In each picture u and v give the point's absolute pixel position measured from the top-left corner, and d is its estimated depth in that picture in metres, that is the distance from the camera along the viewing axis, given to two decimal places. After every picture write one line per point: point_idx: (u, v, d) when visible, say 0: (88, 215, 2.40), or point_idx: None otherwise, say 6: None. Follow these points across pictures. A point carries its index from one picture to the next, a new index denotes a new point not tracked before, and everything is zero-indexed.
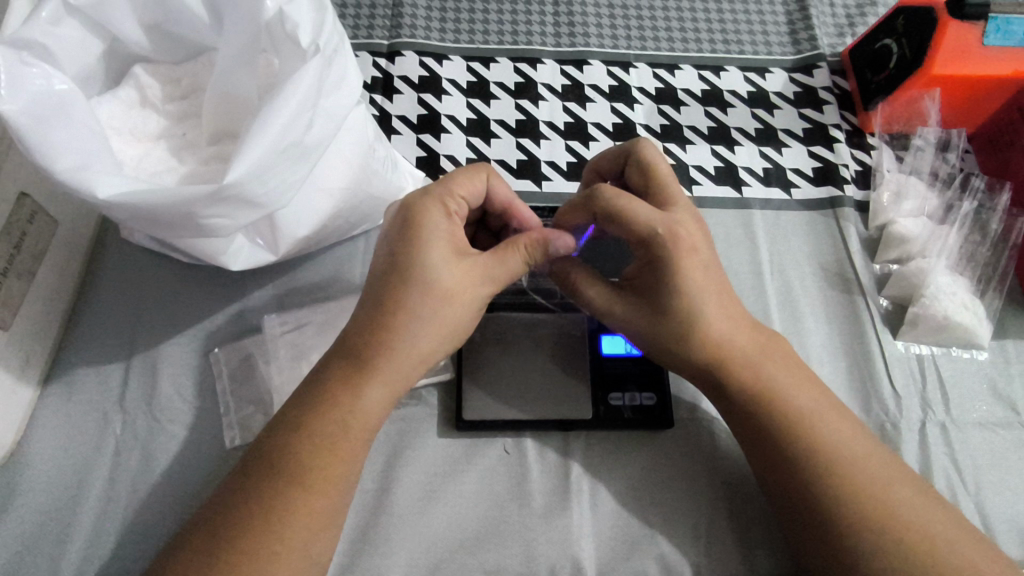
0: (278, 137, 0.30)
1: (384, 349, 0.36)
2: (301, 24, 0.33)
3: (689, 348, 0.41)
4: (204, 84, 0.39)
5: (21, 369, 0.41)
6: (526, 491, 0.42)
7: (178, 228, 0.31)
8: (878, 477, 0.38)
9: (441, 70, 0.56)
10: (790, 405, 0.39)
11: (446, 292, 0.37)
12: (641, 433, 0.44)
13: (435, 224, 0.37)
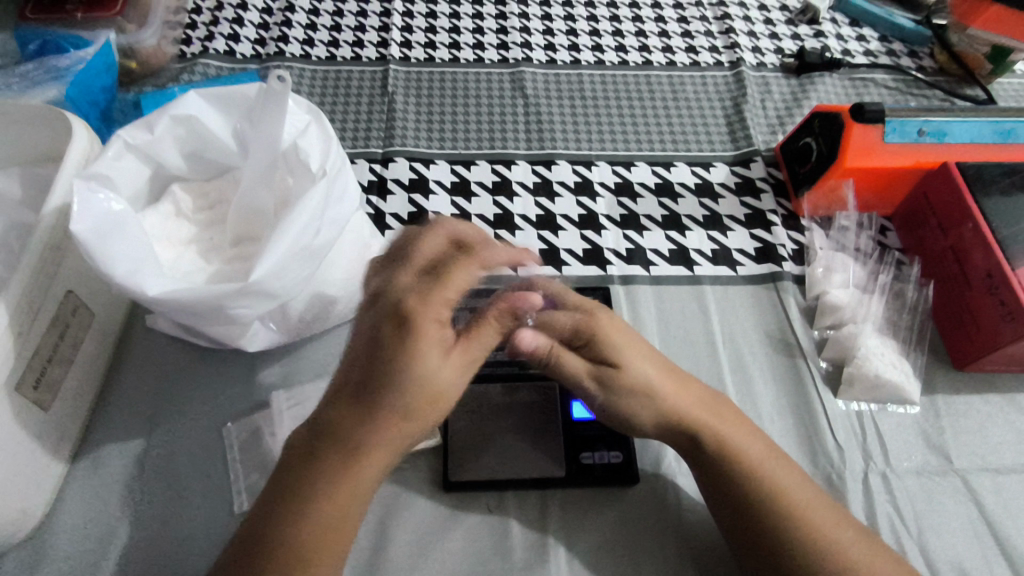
0: (293, 243, 0.37)
1: (371, 441, 0.35)
2: (311, 153, 0.42)
3: (649, 410, 0.45)
4: (228, 197, 0.46)
5: (56, 446, 0.46)
6: (507, 546, 0.47)
7: (209, 317, 0.38)
8: (825, 515, 0.42)
9: (428, 173, 0.65)
10: (739, 454, 0.44)
11: (435, 393, 0.36)
12: (611, 490, 0.49)
13: (431, 327, 0.36)
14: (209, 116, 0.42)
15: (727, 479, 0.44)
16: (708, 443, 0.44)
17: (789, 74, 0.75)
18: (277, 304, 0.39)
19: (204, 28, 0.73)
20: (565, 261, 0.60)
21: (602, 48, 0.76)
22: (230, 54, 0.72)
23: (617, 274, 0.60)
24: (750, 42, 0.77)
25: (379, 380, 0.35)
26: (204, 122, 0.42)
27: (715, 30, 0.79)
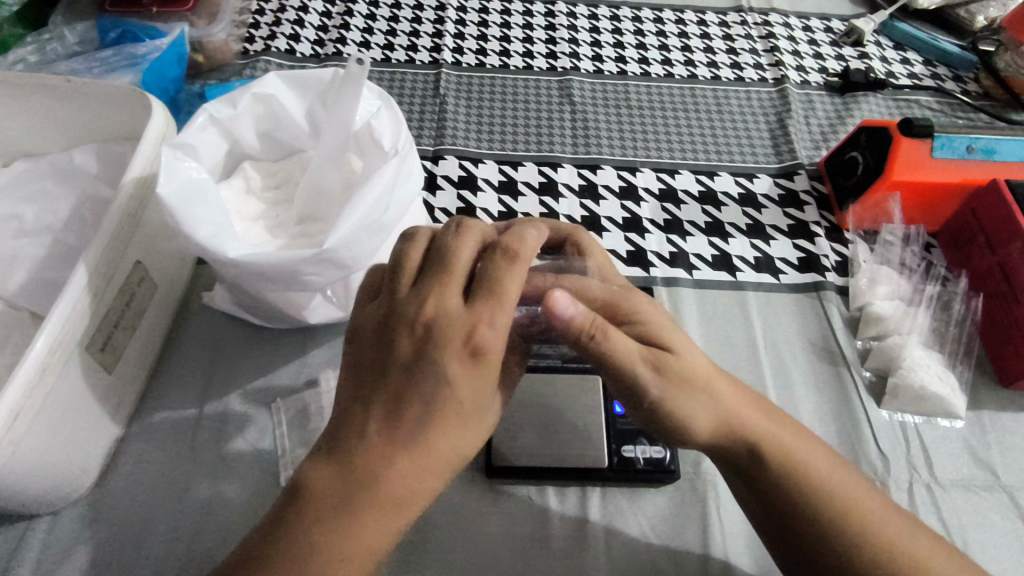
0: (365, 215, 0.39)
1: (413, 484, 0.33)
2: (384, 134, 0.44)
3: (704, 407, 0.38)
4: (294, 177, 0.48)
5: (115, 409, 0.48)
6: (547, 533, 0.47)
7: (280, 282, 0.39)
8: (889, 522, 0.38)
9: (476, 171, 0.66)
10: (785, 450, 0.39)
11: (482, 420, 0.35)
12: (652, 485, 0.49)
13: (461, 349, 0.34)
14: (287, 97, 0.45)
15: (780, 481, 0.39)
16: (771, 457, 0.39)
17: (833, 93, 0.76)
18: (345, 274, 0.41)
19: (266, 27, 0.77)
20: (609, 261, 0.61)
21: (648, 61, 0.78)
22: (289, 52, 0.75)
23: (660, 277, 0.61)
24: (794, 61, 0.79)
25: (416, 435, 0.33)
26: (281, 102, 0.45)
27: (760, 49, 0.80)
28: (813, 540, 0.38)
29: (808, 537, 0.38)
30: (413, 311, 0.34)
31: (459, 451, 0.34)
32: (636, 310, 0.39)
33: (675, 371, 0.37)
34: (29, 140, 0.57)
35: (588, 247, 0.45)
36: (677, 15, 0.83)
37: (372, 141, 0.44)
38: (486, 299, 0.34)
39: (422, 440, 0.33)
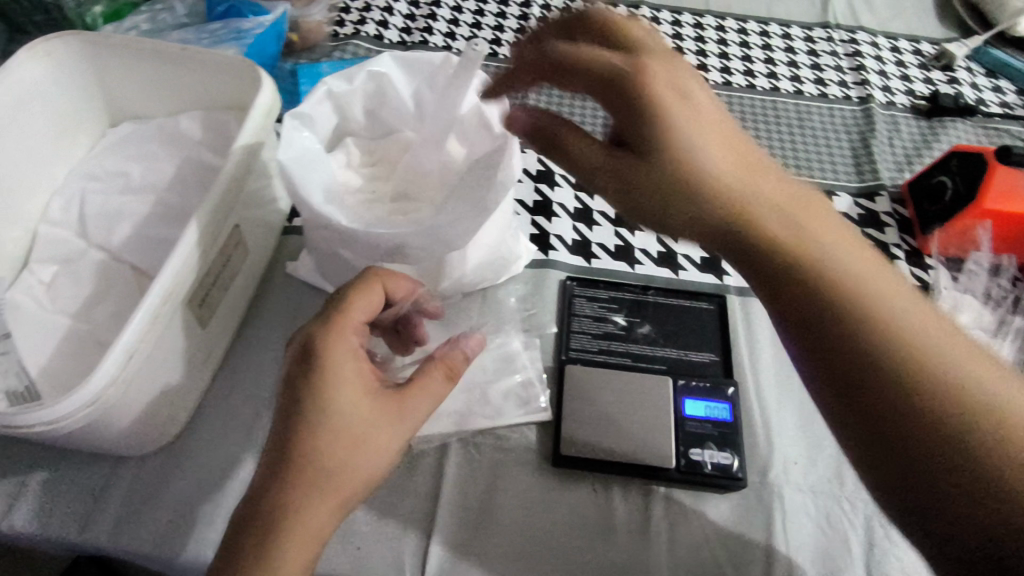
0: None
1: (309, 483, 0.38)
2: (492, 120, 0.45)
3: (773, 222, 0.36)
4: (392, 157, 0.50)
5: (204, 364, 0.50)
6: (610, 527, 0.48)
7: (386, 254, 0.42)
8: (995, 391, 0.30)
9: (554, 166, 0.67)
10: (890, 317, 0.32)
11: (360, 438, 0.39)
12: (718, 491, 0.49)
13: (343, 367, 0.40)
14: (399, 76, 0.47)
15: (858, 356, 0.32)
16: (834, 285, 0.33)
17: (920, 116, 0.75)
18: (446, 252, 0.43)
19: (356, 12, 0.78)
20: (682, 266, 0.62)
21: (730, 71, 0.78)
22: (378, 37, 0.76)
23: (734, 286, 0.60)
24: (881, 81, 0.78)
25: (314, 441, 0.38)
26: (393, 81, 0.47)
27: (846, 66, 0.79)
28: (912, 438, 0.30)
29: (912, 436, 0.30)
30: (297, 345, 0.41)
31: (334, 465, 0.38)
32: (659, 101, 0.38)
33: (714, 225, 0.38)
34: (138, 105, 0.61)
35: (619, 26, 0.42)
36: (762, 27, 0.83)
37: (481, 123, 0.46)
38: (330, 330, 0.41)
39: (292, 457, 0.38)
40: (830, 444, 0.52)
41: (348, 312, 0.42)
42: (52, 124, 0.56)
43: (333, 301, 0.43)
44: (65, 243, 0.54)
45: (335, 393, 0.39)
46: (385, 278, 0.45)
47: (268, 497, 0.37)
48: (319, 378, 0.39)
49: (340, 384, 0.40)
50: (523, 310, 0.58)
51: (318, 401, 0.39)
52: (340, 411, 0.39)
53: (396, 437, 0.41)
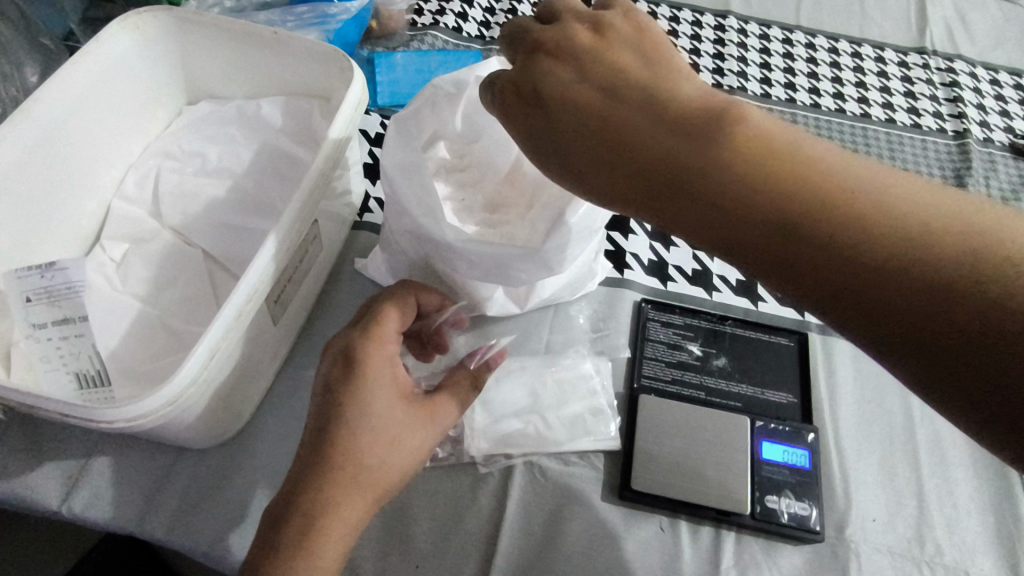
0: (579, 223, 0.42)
1: (344, 488, 0.36)
2: None
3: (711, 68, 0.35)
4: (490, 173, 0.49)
5: (271, 360, 0.49)
6: (677, 568, 0.46)
7: (490, 275, 0.44)
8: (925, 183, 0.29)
9: None
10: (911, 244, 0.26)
11: (396, 436, 0.39)
12: (792, 542, 0.47)
13: (380, 371, 0.39)
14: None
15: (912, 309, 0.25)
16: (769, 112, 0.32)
17: (1018, 156, 0.70)
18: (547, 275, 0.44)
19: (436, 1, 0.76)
20: (761, 297, 0.59)
21: (819, 92, 0.74)
22: (457, 30, 0.73)
23: (816, 323, 0.58)
24: (978, 115, 0.73)
25: (345, 446, 0.37)
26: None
27: (941, 96, 0.75)
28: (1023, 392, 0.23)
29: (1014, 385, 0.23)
30: (335, 350, 0.41)
31: (373, 464, 0.37)
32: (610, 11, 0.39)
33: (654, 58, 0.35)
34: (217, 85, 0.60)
35: None
36: (854, 48, 0.79)
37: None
38: (362, 332, 0.41)
39: (331, 454, 0.37)
40: (912, 502, 0.49)
41: (383, 319, 0.42)
42: (133, 99, 0.56)
43: (365, 312, 0.44)
44: (137, 222, 0.54)
45: (373, 393, 0.39)
46: (416, 291, 0.46)
47: (305, 497, 0.36)
48: (359, 378, 0.39)
49: (377, 384, 0.39)
50: (594, 330, 0.56)
51: (358, 399, 0.38)
52: (379, 411, 0.38)
53: (429, 440, 0.41)
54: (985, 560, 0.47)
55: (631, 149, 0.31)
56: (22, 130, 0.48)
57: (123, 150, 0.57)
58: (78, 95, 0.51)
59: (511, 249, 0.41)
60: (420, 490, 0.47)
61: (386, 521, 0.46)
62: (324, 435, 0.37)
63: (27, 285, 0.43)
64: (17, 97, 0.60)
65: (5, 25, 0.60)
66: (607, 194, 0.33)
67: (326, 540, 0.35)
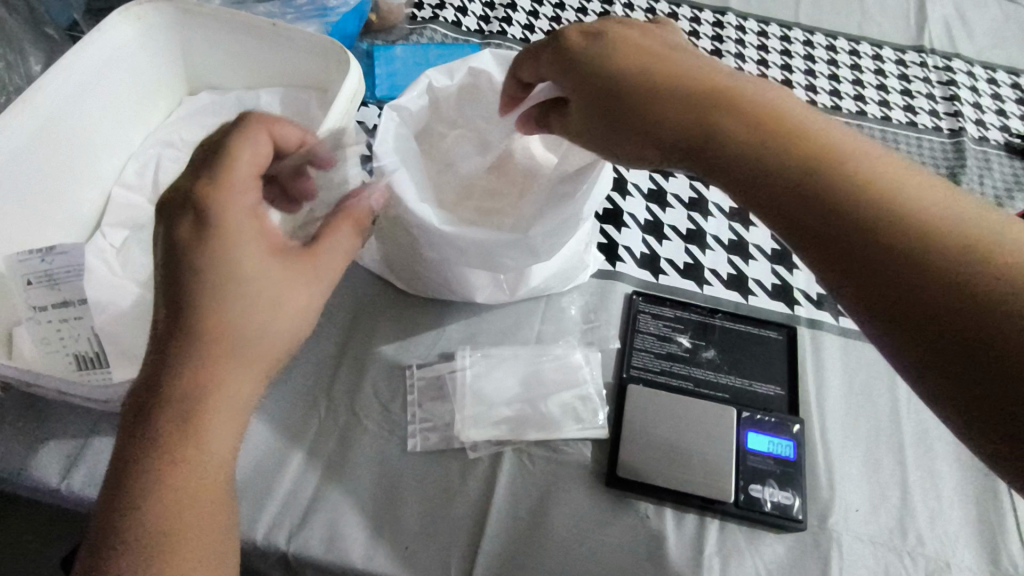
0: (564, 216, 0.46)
1: (219, 366, 0.33)
2: None
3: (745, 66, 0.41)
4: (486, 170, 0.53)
5: None
6: (661, 554, 0.47)
7: (475, 260, 0.47)
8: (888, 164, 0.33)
9: (627, 174, 0.66)
10: (898, 194, 0.30)
11: (274, 299, 0.35)
12: (775, 530, 0.47)
13: (241, 225, 0.34)
14: (498, 74, 0.51)
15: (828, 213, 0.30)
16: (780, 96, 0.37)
17: (1014, 155, 0.71)
18: (532, 262, 0.47)
19: None
20: (753, 291, 0.60)
21: (816, 89, 0.75)
22: (456, 24, 0.74)
23: (805, 316, 0.58)
24: (974, 114, 0.74)
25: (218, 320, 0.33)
26: (490, 78, 0.51)
27: (938, 95, 0.75)
28: (954, 330, 0.26)
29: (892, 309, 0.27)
30: (176, 204, 0.35)
31: (246, 329, 0.34)
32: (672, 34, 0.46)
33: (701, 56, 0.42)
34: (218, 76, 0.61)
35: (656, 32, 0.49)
36: (852, 45, 0.79)
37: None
38: (212, 180, 0.34)
39: (200, 323, 0.33)
40: (895, 494, 0.50)
41: (233, 158, 0.35)
42: (137, 89, 0.57)
43: (207, 152, 0.36)
44: (137, 210, 0.55)
45: (233, 249, 0.34)
46: (268, 124, 0.38)
47: (178, 372, 0.32)
48: (218, 231, 0.34)
49: (242, 242, 0.34)
50: (585, 322, 0.57)
51: (219, 258, 0.34)
52: (244, 266, 0.34)
53: (316, 293, 0.38)
54: (967, 551, 0.48)
55: (683, 89, 0.37)
56: (24, 117, 0.49)
57: (125, 139, 0.58)
58: (79, 83, 0.52)
59: (500, 236, 0.44)
60: (409, 474, 0.48)
61: (375, 504, 0.47)
62: (187, 303, 0.33)
63: (28, 269, 0.45)
64: (22, 86, 0.62)
65: (10, 14, 0.61)
66: (640, 120, 0.39)
67: (213, 416, 0.33)
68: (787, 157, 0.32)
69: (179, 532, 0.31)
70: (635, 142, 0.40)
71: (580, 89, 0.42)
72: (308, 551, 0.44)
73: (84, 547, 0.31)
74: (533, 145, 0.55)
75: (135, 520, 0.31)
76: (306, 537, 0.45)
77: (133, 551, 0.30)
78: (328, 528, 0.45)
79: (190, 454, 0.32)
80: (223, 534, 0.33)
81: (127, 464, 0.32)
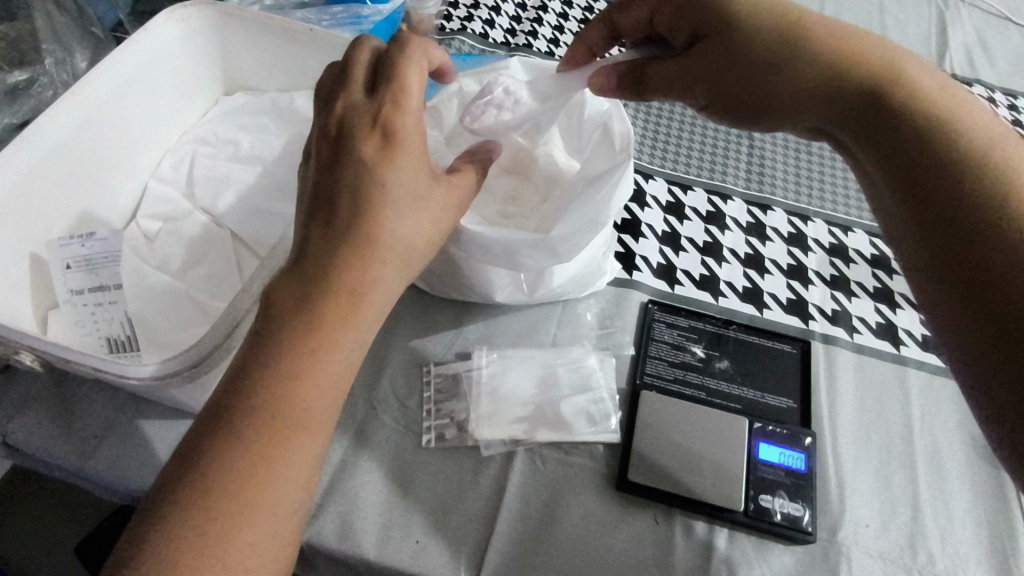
0: (588, 217, 0.47)
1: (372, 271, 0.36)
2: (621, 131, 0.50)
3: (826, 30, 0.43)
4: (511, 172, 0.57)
5: None
6: (670, 561, 0.47)
7: (499, 259, 0.49)
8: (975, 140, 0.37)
9: (646, 187, 0.67)
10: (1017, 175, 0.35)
11: (431, 217, 0.39)
12: (784, 542, 0.48)
13: (413, 144, 0.38)
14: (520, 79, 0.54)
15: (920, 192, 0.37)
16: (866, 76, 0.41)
17: None
18: (552, 262, 0.49)
19: (465, 8, 0.78)
20: (767, 304, 0.60)
21: None
22: (483, 36, 0.76)
23: (819, 332, 0.59)
24: None
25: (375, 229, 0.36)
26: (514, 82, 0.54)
27: None
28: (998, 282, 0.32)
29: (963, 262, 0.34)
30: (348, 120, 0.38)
31: (398, 243, 0.37)
32: None
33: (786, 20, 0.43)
34: (255, 78, 0.63)
35: None
36: None
37: (603, 139, 0.51)
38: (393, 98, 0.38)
39: (359, 231, 0.36)
40: (905, 511, 0.50)
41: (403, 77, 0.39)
42: (177, 86, 0.59)
43: (379, 73, 0.40)
44: (171, 202, 0.57)
45: (397, 167, 0.37)
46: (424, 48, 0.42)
47: (324, 279, 0.35)
48: (388, 147, 0.37)
49: (409, 159, 0.38)
50: (601, 328, 0.58)
51: (386, 173, 0.37)
52: (402, 183, 0.37)
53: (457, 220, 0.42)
54: (978, 571, 0.47)
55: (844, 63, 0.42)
56: (74, 108, 0.51)
57: (162, 134, 0.60)
58: (126, 78, 0.54)
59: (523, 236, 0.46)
60: (422, 469, 0.49)
61: (388, 498, 0.48)
62: (345, 214, 0.36)
63: (67, 253, 0.48)
64: (69, 82, 0.65)
65: (60, 12, 0.64)
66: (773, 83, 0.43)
67: (348, 322, 0.35)
68: (937, 132, 0.38)
69: (285, 425, 0.33)
70: (770, 91, 0.43)
71: (711, 22, 0.44)
72: (321, 539, 0.45)
73: (198, 425, 0.33)
74: (554, 150, 0.57)
75: (251, 403, 0.33)
76: (320, 527, 0.46)
77: (245, 438, 0.32)
78: (341, 518, 0.46)
79: (312, 367, 0.34)
80: (322, 444, 0.34)
81: (257, 355, 0.34)
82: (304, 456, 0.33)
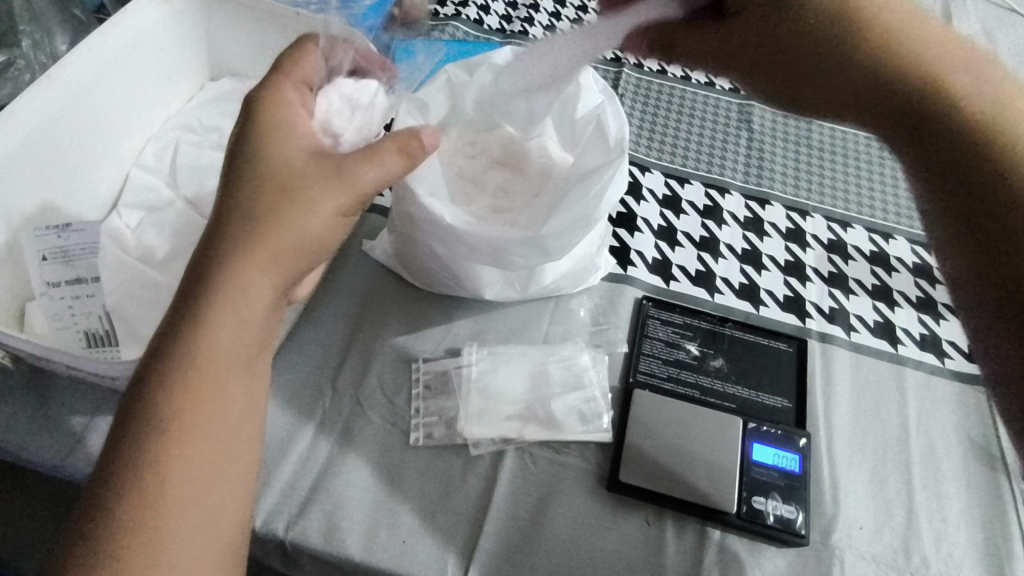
0: (578, 215, 0.47)
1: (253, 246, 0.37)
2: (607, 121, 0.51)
3: None
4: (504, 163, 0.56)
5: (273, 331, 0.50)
6: (661, 564, 0.46)
7: (487, 255, 0.48)
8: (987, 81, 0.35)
9: (642, 179, 0.66)
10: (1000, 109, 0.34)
11: (301, 187, 0.39)
12: (776, 544, 0.47)
13: (278, 120, 0.41)
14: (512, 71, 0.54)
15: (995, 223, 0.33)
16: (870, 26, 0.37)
17: None
18: (543, 260, 0.48)
19: None
20: (764, 301, 0.59)
21: None
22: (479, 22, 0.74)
23: (816, 330, 0.58)
24: None
25: (253, 209, 0.37)
26: None
27: None
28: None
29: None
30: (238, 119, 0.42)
31: (271, 219, 0.37)
32: None
33: None
34: (241, 64, 0.62)
35: None
36: None
37: (597, 134, 0.51)
38: (261, 99, 0.42)
39: (240, 217, 0.37)
40: (900, 514, 0.49)
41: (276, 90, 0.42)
42: (157, 71, 0.57)
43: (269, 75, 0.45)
44: (154, 192, 0.55)
45: (273, 147, 0.40)
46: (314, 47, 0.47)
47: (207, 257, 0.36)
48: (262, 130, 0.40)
49: (277, 139, 0.40)
50: (594, 324, 0.57)
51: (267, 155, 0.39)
52: (276, 156, 0.39)
53: (344, 190, 0.40)
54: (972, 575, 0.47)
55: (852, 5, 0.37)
56: (47, 94, 0.50)
57: (144, 121, 0.58)
58: (102, 64, 0.53)
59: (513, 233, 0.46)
60: (409, 468, 0.48)
61: (373, 495, 0.47)
62: (219, 219, 0.37)
63: (44, 245, 0.48)
64: (48, 65, 0.63)
65: None
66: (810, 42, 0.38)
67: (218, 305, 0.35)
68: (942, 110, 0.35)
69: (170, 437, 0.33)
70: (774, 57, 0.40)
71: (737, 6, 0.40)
72: (305, 539, 0.44)
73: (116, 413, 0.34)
74: (548, 142, 0.57)
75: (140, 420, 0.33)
76: (304, 526, 0.45)
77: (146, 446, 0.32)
78: (324, 518, 0.45)
79: (201, 361, 0.34)
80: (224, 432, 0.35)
81: (160, 343, 0.35)
82: (202, 452, 0.33)
